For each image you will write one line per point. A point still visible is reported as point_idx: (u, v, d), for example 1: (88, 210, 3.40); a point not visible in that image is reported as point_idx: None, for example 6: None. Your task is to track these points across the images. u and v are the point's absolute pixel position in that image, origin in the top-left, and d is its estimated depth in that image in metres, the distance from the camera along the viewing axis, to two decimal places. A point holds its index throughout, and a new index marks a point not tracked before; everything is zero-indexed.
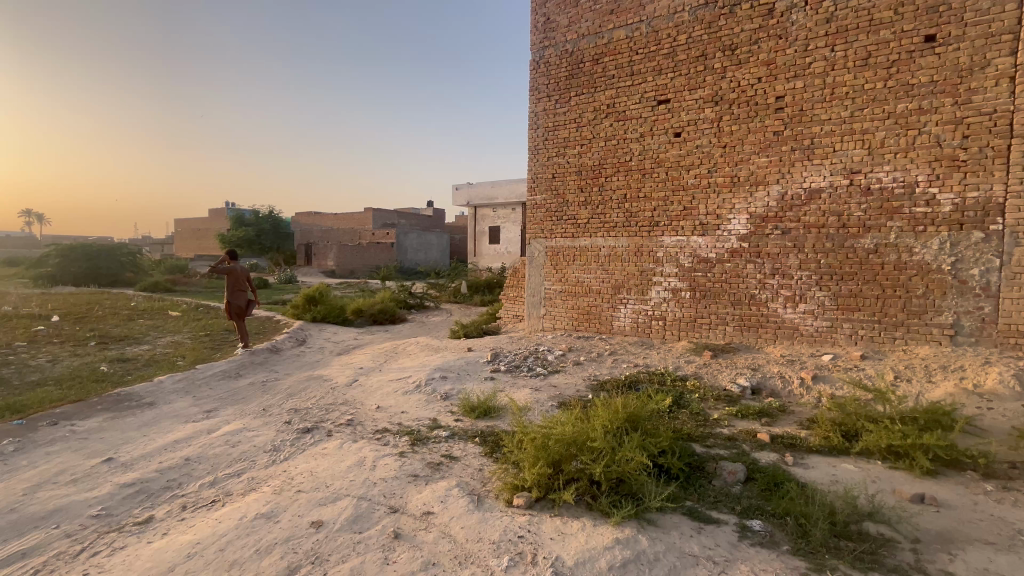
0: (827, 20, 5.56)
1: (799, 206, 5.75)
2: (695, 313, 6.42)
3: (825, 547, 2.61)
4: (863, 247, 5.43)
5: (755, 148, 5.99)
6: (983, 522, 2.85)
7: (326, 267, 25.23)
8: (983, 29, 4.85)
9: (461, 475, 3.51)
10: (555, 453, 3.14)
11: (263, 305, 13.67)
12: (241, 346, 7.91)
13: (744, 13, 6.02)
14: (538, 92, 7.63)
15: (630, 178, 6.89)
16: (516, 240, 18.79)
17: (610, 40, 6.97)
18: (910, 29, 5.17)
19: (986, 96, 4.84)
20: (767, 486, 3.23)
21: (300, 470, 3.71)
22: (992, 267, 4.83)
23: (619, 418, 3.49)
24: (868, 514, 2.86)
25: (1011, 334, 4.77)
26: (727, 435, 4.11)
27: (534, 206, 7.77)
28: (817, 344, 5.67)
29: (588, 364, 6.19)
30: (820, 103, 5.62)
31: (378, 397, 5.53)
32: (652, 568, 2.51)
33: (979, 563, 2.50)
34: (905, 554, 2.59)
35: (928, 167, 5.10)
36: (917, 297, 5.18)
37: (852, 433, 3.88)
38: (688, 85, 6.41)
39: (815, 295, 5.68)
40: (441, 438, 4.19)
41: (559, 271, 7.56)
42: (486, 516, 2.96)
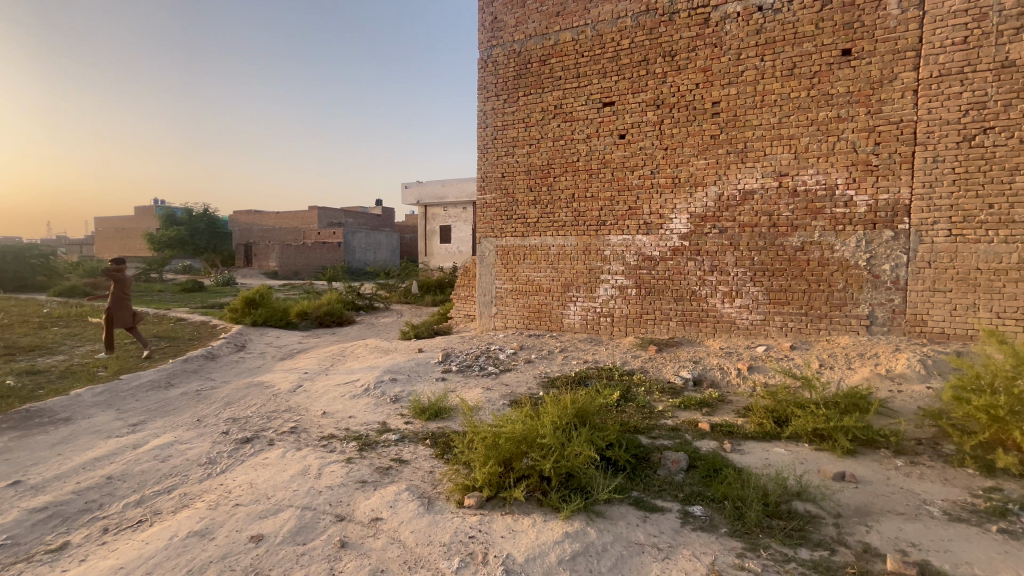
0: (756, 31, 5.91)
1: (734, 206, 6.08)
2: (641, 310, 6.64)
3: (759, 527, 2.78)
4: (791, 245, 5.82)
5: (694, 150, 6.27)
6: (894, 495, 3.13)
7: (270, 268, 24.22)
8: (891, 45, 5.32)
9: (412, 478, 3.45)
10: (505, 451, 3.15)
11: (195, 305, 13.69)
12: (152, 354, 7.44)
13: (682, 21, 6.27)
14: (486, 91, 7.62)
15: (578, 178, 7.03)
16: (468, 238, 18.72)
17: (557, 41, 7.07)
18: (830, 42, 5.58)
19: (894, 107, 5.32)
20: (707, 473, 3.40)
21: (239, 483, 3.51)
22: (900, 263, 5.33)
23: (568, 414, 3.56)
24: (797, 494, 3.06)
25: (917, 323, 5.29)
26: (671, 426, 4.28)
27: (484, 205, 7.75)
28: (752, 336, 6.03)
29: (539, 361, 6.26)
30: (751, 109, 5.97)
31: (325, 402, 5.34)
32: (601, 559, 2.57)
33: (891, 533, 2.75)
34: (829, 528, 2.80)
35: (846, 171, 5.54)
36: (838, 291, 5.62)
37: (783, 419, 4.16)
38: (632, 88, 6.61)
39: (750, 290, 6.03)
40: (390, 441, 4.10)
41: (510, 269, 7.59)
42: (437, 518, 2.93)
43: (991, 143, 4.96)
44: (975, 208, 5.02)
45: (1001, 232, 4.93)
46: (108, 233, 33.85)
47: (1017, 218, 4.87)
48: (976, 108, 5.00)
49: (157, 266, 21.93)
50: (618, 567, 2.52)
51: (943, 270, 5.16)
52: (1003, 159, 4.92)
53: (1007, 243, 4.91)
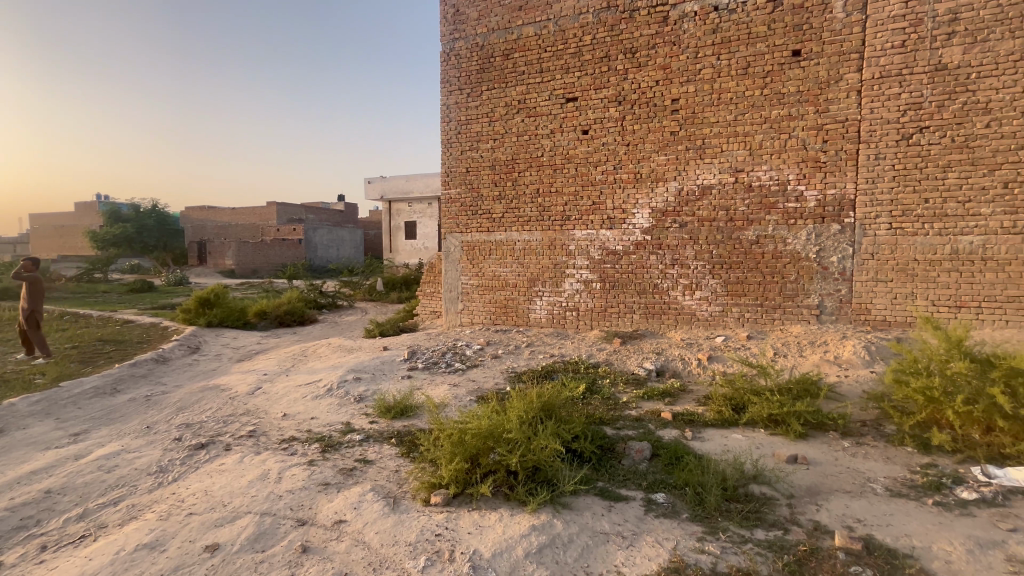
0: (713, 31, 6.07)
1: (694, 201, 6.24)
2: (606, 304, 6.75)
3: (718, 511, 2.88)
4: (747, 238, 6.03)
5: (655, 146, 6.39)
6: (842, 475, 3.31)
7: (226, 266, 23.25)
8: (837, 47, 5.57)
9: (376, 478, 3.39)
10: (471, 447, 3.13)
11: (145, 305, 13.22)
12: (95, 360, 7.03)
13: (642, 19, 6.37)
14: (449, 84, 7.53)
15: (542, 173, 7.04)
16: (434, 234, 18.54)
17: (519, 36, 7.04)
18: (781, 43, 5.79)
19: (840, 106, 5.58)
20: (669, 461, 3.49)
21: (192, 491, 3.36)
22: (847, 255, 5.62)
23: (534, 408, 3.58)
24: (753, 477, 3.19)
25: (861, 312, 5.60)
26: (635, 416, 4.37)
27: (449, 200, 7.68)
28: (711, 327, 6.22)
29: (506, 357, 6.27)
30: (709, 106, 6.13)
31: (285, 404, 5.17)
32: (567, 550, 2.60)
33: (839, 510, 2.90)
34: (782, 509, 2.93)
35: (797, 168, 5.78)
36: (791, 282, 5.87)
37: (740, 406, 4.31)
38: (594, 84, 6.67)
39: (709, 282, 6.22)
40: (354, 442, 4.01)
41: (476, 265, 7.54)
42: (402, 518, 2.89)
43: (926, 142, 5.30)
44: (913, 203, 5.36)
45: (936, 225, 5.29)
46: (45, 231, 31.73)
47: (949, 212, 5.24)
48: (913, 109, 5.33)
49: (101, 266, 20.67)
50: (583, 557, 2.55)
51: (884, 261, 5.48)
52: (937, 157, 5.26)
53: (941, 235, 5.27)
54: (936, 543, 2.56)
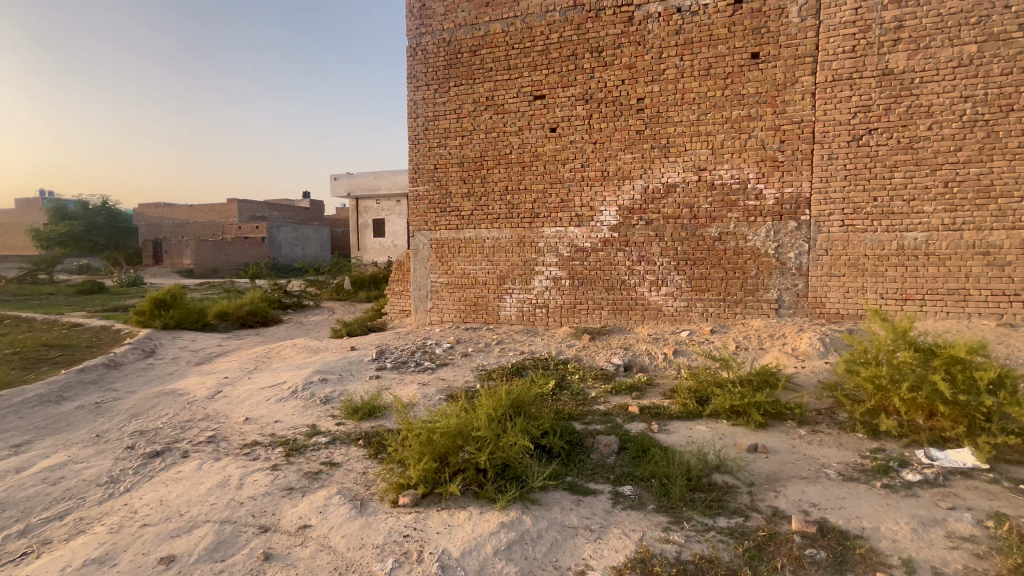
0: (676, 32, 6.19)
1: (659, 199, 6.37)
2: (575, 300, 6.82)
3: (682, 501, 2.96)
4: (710, 235, 6.19)
5: (621, 145, 6.49)
6: (798, 462, 3.45)
7: (184, 266, 22.30)
8: (793, 51, 5.78)
9: (343, 481, 3.32)
10: (440, 446, 3.10)
11: (104, 305, 12.90)
12: (38, 367, 6.61)
13: (608, 18, 6.44)
14: (416, 80, 7.42)
15: (511, 170, 7.04)
16: (403, 231, 18.30)
17: (486, 32, 7.01)
18: (740, 46, 5.96)
19: (796, 108, 5.80)
20: (636, 454, 3.56)
21: (146, 501, 3.21)
22: (803, 251, 5.85)
23: (504, 405, 3.59)
24: (716, 467, 3.29)
25: (817, 305, 5.86)
26: (603, 411, 4.44)
27: (417, 197, 7.58)
28: (677, 322, 6.37)
29: (475, 355, 6.25)
30: (673, 106, 6.26)
31: (247, 407, 5.01)
32: (536, 545, 2.62)
33: (797, 495, 3.02)
34: (743, 496, 3.03)
35: (756, 167, 5.97)
36: (751, 278, 6.07)
37: (704, 398, 4.43)
38: (562, 82, 6.71)
39: (674, 278, 6.36)
40: (320, 444, 3.92)
41: (445, 263, 7.48)
42: (370, 520, 2.84)
43: (875, 143, 5.57)
44: (863, 201, 5.64)
45: (884, 222, 5.58)
46: None
47: (896, 209, 5.53)
48: (863, 111, 5.59)
49: (46, 266, 19.49)
50: (552, 552, 2.58)
51: (837, 257, 5.74)
52: (884, 157, 5.55)
53: (888, 232, 5.56)
54: (884, 523, 2.70)
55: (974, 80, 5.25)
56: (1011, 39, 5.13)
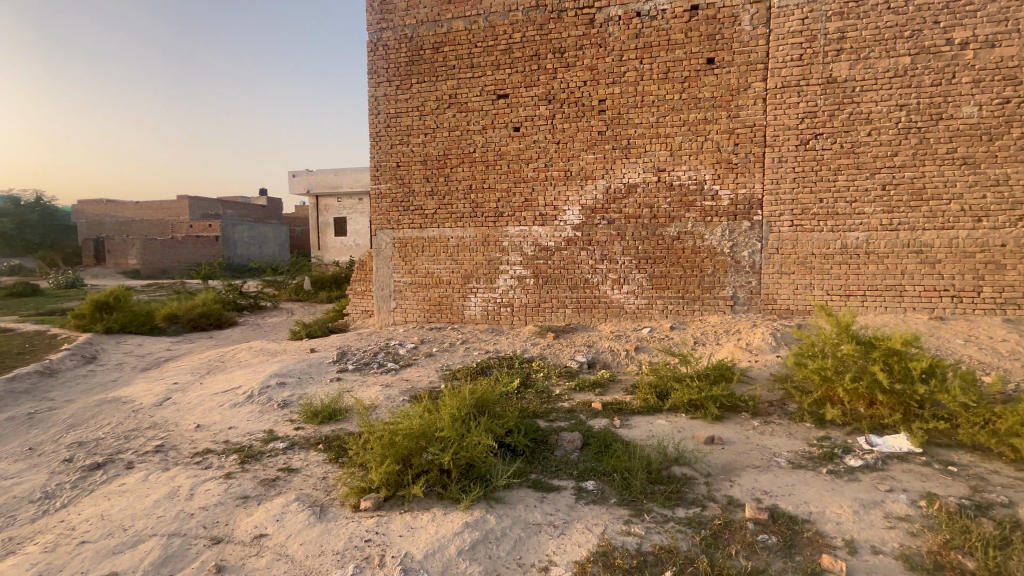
0: (635, 35, 6.33)
1: (621, 199, 6.49)
2: (539, 298, 6.86)
3: (643, 494, 3.03)
4: (669, 234, 6.36)
5: (583, 145, 6.58)
6: (752, 451, 3.60)
7: (129, 266, 21.08)
8: (745, 58, 6.01)
9: (302, 487, 3.22)
10: (403, 448, 3.06)
11: (48, 305, 12.60)
12: None
13: (569, 20, 6.51)
14: (377, 76, 7.27)
15: (474, 169, 7.01)
16: (365, 230, 17.91)
17: (449, 30, 6.95)
18: (697, 51, 6.15)
19: (749, 113, 6.04)
20: (599, 449, 3.62)
21: (85, 516, 3.01)
22: (755, 249, 6.11)
23: (468, 404, 3.58)
24: (675, 459, 3.39)
25: (768, 302, 6.13)
26: (567, 408, 4.49)
27: (379, 195, 7.43)
28: (638, 319, 6.52)
29: (440, 355, 6.20)
30: (633, 108, 6.40)
31: (199, 414, 4.78)
32: (500, 544, 2.62)
33: (750, 484, 3.15)
34: (701, 487, 3.13)
35: (712, 168, 6.18)
36: (708, 275, 6.28)
37: (664, 392, 4.55)
38: (525, 82, 6.74)
39: (635, 277, 6.51)
40: (278, 450, 3.79)
41: (408, 262, 7.38)
42: (329, 526, 2.77)
43: (820, 148, 5.87)
44: (810, 202, 5.93)
45: (829, 222, 5.89)
46: None
47: (840, 210, 5.85)
48: (810, 117, 5.88)
49: None
50: (516, 549, 2.58)
51: (787, 255, 6.03)
52: (829, 161, 5.85)
53: (833, 232, 5.88)
54: (829, 507, 2.86)
55: (908, 89, 5.62)
56: (940, 53, 5.51)
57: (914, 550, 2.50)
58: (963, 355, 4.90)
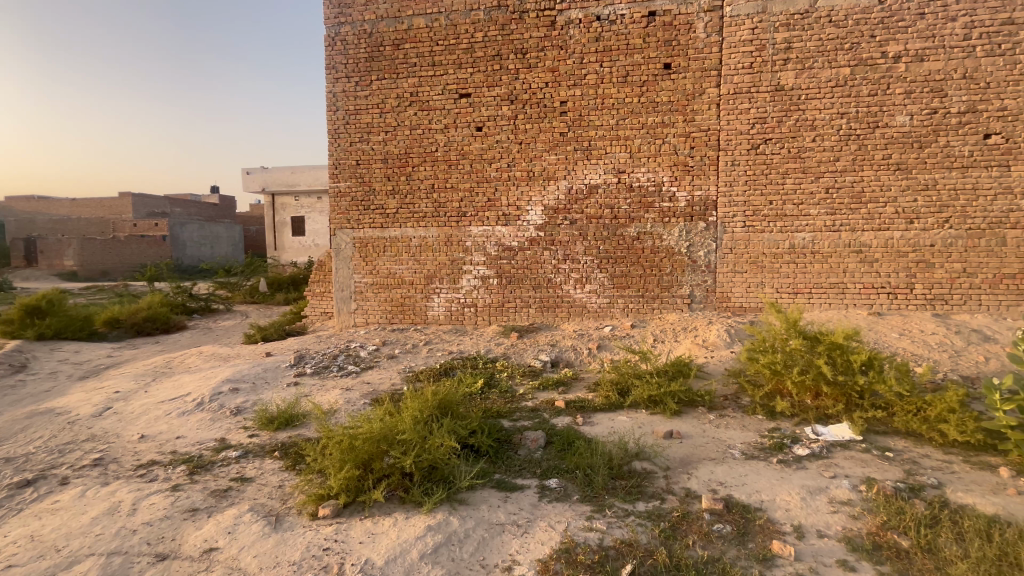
0: (596, 39, 6.43)
1: (582, 199, 6.59)
2: (502, 299, 6.87)
3: (605, 489, 3.09)
4: (629, 235, 6.50)
5: (545, 146, 6.63)
6: (708, 444, 3.73)
7: (65, 268, 19.68)
8: (700, 64, 6.22)
9: (256, 497, 3.09)
10: (363, 452, 2.99)
11: None
12: None
13: (531, 21, 6.55)
14: (335, 71, 7.07)
15: (437, 168, 6.94)
16: (324, 230, 17.43)
17: (410, 26, 6.84)
18: (654, 56, 6.32)
19: (704, 117, 6.25)
20: (562, 447, 3.65)
21: (12, 538, 2.78)
22: (711, 249, 6.33)
23: (430, 406, 3.54)
24: (635, 455, 3.46)
25: (723, 300, 6.37)
26: (531, 407, 4.51)
27: (338, 194, 7.23)
28: (600, 318, 6.63)
29: (402, 356, 6.11)
30: (594, 110, 6.50)
31: (144, 424, 4.51)
32: (463, 546, 2.60)
33: (707, 476, 3.26)
34: (660, 480, 3.22)
35: (669, 170, 6.36)
36: (666, 274, 6.46)
37: (625, 389, 4.64)
38: (487, 81, 6.72)
39: (597, 276, 6.61)
40: (230, 459, 3.63)
41: (369, 262, 7.22)
42: (285, 536, 2.67)
43: (770, 152, 6.15)
44: (761, 204, 6.21)
45: (778, 223, 6.17)
46: None
47: (788, 212, 6.14)
48: (760, 123, 6.15)
49: None
50: (480, 550, 2.57)
51: (740, 255, 6.28)
52: (778, 165, 6.14)
53: (782, 232, 6.17)
54: (779, 494, 2.99)
55: (848, 99, 5.96)
56: (876, 65, 5.88)
57: (856, 533, 2.66)
58: (898, 348, 5.25)
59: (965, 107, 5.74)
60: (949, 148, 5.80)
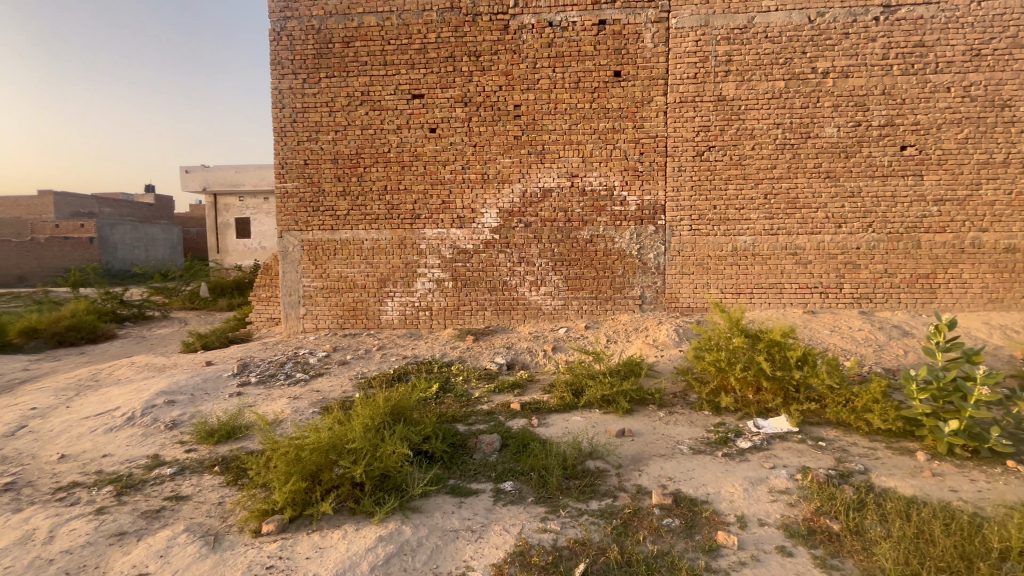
0: (548, 45, 6.51)
1: (537, 203, 6.65)
2: (458, 302, 6.82)
3: (559, 490, 3.12)
4: (582, 237, 6.62)
5: (499, 149, 6.65)
6: (658, 441, 3.84)
7: None
8: (648, 73, 6.43)
9: (192, 516, 2.91)
10: (310, 463, 2.87)
11: None
12: None
13: (484, 24, 6.55)
14: (281, 67, 6.80)
15: (389, 169, 6.80)
16: (271, 232, 16.70)
17: (360, 24, 6.68)
18: (604, 64, 6.47)
19: (653, 124, 6.46)
20: (517, 449, 3.65)
21: None
22: (660, 252, 6.55)
23: (382, 412, 3.45)
24: (589, 454, 3.51)
25: (672, 300, 6.60)
26: (486, 410, 4.50)
27: (285, 194, 6.94)
28: (555, 319, 6.71)
29: (354, 362, 5.94)
30: (547, 114, 6.58)
31: (65, 442, 4.14)
32: (415, 555, 2.55)
33: (657, 472, 3.36)
34: (613, 478, 3.28)
35: (620, 175, 6.54)
36: (618, 276, 6.62)
37: (579, 390, 4.71)
38: (440, 83, 6.67)
39: (552, 278, 6.69)
40: (164, 477, 3.39)
41: (319, 265, 6.98)
42: (225, 556, 2.52)
43: (713, 159, 6.44)
44: (706, 209, 6.48)
45: (721, 227, 6.47)
46: None
47: (730, 216, 6.46)
48: (704, 131, 6.43)
49: None
50: (433, 558, 2.53)
51: (687, 257, 6.53)
52: (720, 171, 6.44)
53: (725, 236, 6.47)
54: (724, 487, 3.12)
55: (783, 110, 6.34)
56: (807, 79, 6.29)
57: (792, 519, 2.81)
58: (830, 344, 5.63)
59: (885, 121, 6.24)
60: (871, 158, 6.28)
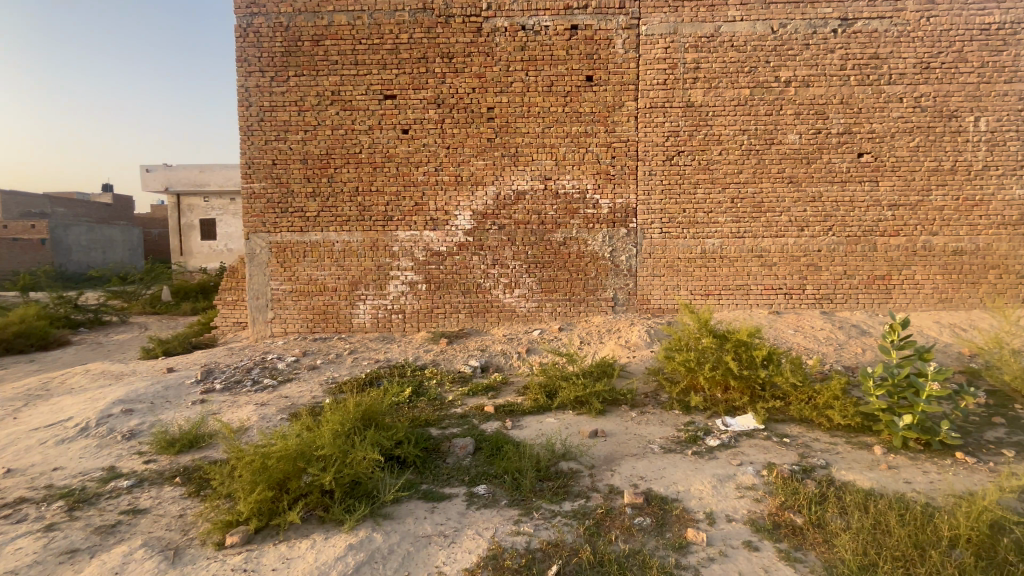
0: (521, 48, 6.54)
1: (510, 205, 6.66)
2: (431, 304, 6.76)
3: (532, 492, 3.12)
4: (556, 240, 6.66)
5: (472, 151, 6.63)
6: (630, 441, 3.89)
7: None
8: (619, 78, 6.53)
9: (151, 530, 2.78)
10: (277, 472, 2.79)
11: None
12: None
13: (457, 26, 6.53)
14: (247, 64, 6.62)
15: (361, 170, 6.70)
16: (238, 233, 16.21)
17: (331, 23, 6.56)
18: (577, 68, 6.55)
19: (624, 128, 6.57)
20: (491, 452, 3.64)
21: None
22: (631, 254, 6.65)
23: (352, 418, 3.38)
24: (562, 455, 3.53)
25: (644, 302, 6.71)
26: (460, 414, 4.47)
27: (252, 195, 6.75)
28: (529, 322, 6.73)
29: (325, 367, 5.81)
30: (520, 117, 6.61)
31: (11, 456, 3.91)
32: (386, 562, 2.51)
33: (629, 471, 3.40)
34: (586, 479, 3.30)
35: (592, 178, 6.61)
36: (591, 278, 6.69)
37: (553, 391, 4.73)
38: (413, 84, 6.61)
39: (526, 280, 6.71)
40: (120, 490, 3.24)
41: (287, 268, 6.80)
42: (185, 571, 2.42)
43: (683, 164, 6.59)
44: (676, 212, 6.62)
45: (690, 230, 6.62)
46: None
47: (699, 220, 6.61)
48: (673, 136, 6.57)
49: None
50: (404, 565, 2.49)
51: (658, 260, 6.66)
52: (689, 176, 6.59)
53: (694, 238, 6.62)
54: (694, 484, 3.19)
55: (748, 117, 6.54)
56: (770, 88, 6.51)
57: (758, 515, 2.89)
58: (793, 343, 5.82)
59: (843, 129, 6.51)
60: (831, 164, 6.54)
